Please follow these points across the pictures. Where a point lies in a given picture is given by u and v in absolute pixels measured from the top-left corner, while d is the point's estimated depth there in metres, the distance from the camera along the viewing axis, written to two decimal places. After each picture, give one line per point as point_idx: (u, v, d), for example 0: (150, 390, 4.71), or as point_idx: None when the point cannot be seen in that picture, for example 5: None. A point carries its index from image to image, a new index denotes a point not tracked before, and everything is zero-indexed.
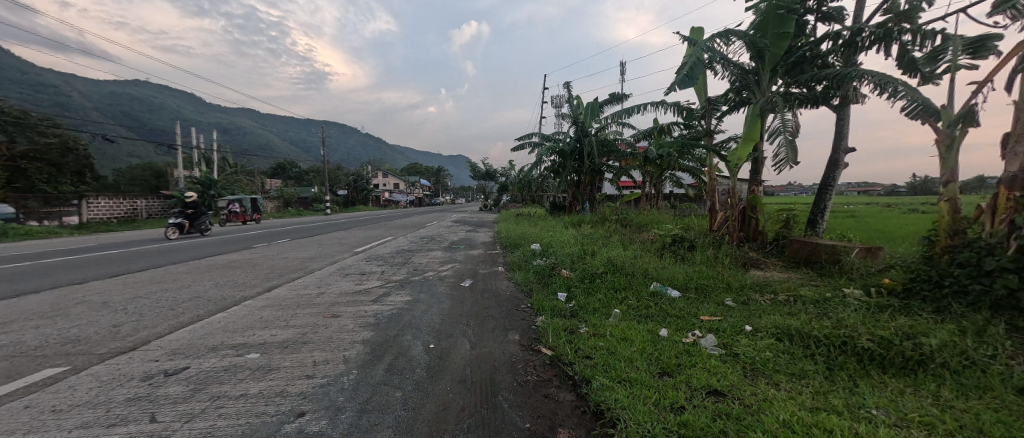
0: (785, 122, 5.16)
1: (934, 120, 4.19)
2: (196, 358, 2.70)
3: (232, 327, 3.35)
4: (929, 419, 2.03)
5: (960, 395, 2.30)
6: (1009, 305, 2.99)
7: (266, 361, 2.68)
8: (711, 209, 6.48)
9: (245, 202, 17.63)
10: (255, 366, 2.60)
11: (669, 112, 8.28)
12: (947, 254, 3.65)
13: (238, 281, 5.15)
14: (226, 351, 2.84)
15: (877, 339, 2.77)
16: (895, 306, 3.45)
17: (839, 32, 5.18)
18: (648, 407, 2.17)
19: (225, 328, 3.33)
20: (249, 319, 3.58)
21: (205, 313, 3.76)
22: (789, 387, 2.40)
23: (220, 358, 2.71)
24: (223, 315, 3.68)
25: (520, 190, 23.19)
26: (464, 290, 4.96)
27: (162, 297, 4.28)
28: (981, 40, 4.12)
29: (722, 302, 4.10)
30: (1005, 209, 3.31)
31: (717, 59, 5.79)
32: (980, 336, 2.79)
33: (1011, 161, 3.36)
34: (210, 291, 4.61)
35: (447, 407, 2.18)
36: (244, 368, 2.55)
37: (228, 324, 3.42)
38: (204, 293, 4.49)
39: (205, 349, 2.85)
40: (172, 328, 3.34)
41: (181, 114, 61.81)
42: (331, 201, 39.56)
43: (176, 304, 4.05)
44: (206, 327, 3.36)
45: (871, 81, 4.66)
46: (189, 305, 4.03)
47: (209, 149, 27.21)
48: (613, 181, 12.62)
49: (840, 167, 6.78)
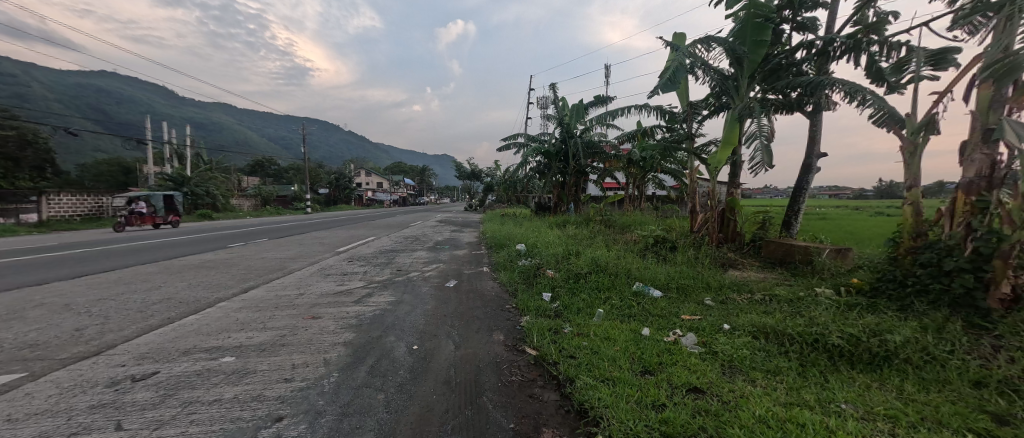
0: (761, 126, 5.29)
1: (899, 128, 4.39)
2: (167, 362, 2.62)
3: (206, 330, 3.26)
4: (893, 413, 2.14)
5: (921, 389, 2.42)
6: (967, 303, 3.18)
7: (242, 364, 2.62)
8: (692, 210, 6.58)
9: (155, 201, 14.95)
10: (229, 370, 2.54)
11: (652, 115, 8.43)
12: (910, 255, 3.84)
13: (213, 281, 5.02)
14: (199, 355, 2.76)
15: (847, 337, 2.90)
16: (864, 304, 3.60)
17: (812, 41, 5.38)
18: (631, 406, 2.22)
19: (198, 330, 3.24)
20: (223, 321, 3.49)
21: (177, 315, 3.65)
22: (765, 384, 2.48)
23: (192, 362, 2.63)
24: (195, 318, 3.57)
25: (506, 190, 23.26)
26: (449, 291, 4.97)
27: (129, 299, 4.13)
28: (942, 52, 4.35)
29: (701, 301, 4.20)
30: (962, 212, 3.49)
31: (699, 64, 5.95)
32: (940, 332, 2.95)
33: (967, 168, 3.56)
34: (183, 292, 4.47)
35: (431, 409, 2.19)
36: (217, 373, 2.49)
37: (201, 327, 3.32)
38: (175, 295, 4.34)
39: (176, 354, 2.77)
40: (140, 331, 3.23)
41: (154, 108, 59.63)
42: (312, 200, 38.78)
43: (144, 306, 3.91)
44: (178, 330, 3.25)
45: (842, 89, 4.87)
46: (158, 307, 3.89)
47: (182, 145, 26.22)
48: (597, 182, 12.80)
49: (813, 171, 7.03)
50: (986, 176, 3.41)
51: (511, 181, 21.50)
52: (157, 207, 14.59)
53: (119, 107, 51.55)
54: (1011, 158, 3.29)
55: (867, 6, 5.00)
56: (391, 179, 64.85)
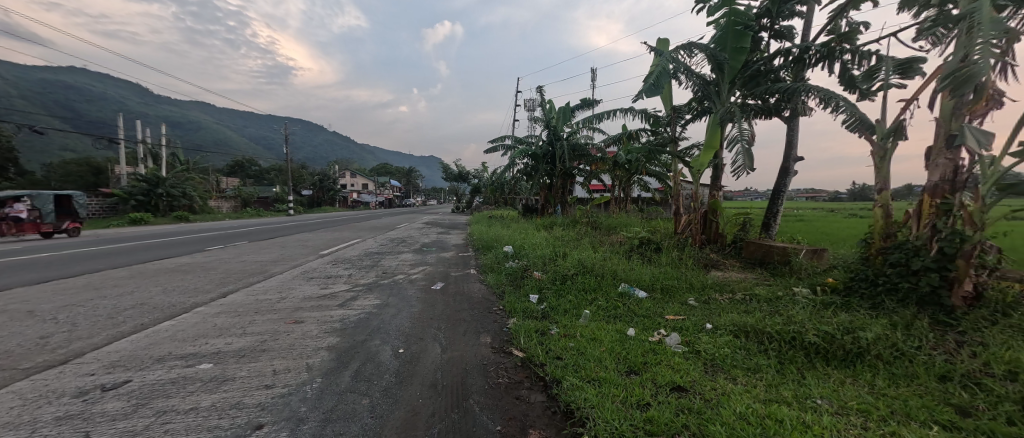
0: (742, 130, 5.43)
1: (870, 133, 4.57)
2: (140, 370, 2.55)
3: (181, 336, 3.18)
4: (866, 407, 2.23)
5: (891, 383, 2.53)
6: (933, 301, 3.35)
7: (220, 371, 2.56)
8: (676, 212, 6.72)
9: (43, 201, 12.08)
10: (206, 377, 2.48)
11: (637, 118, 8.57)
12: (881, 255, 4.00)
13: (189, 286, 4.88)
14: (175, 362, 2.69)
15: (822, 335, 2.99)
16: (838, 303, 3.74)
17: (789, 49, 5.56)
18: (616, 405, 2.25)
19: (173, 337, 3.16)
20: (201, 326, 3.41)
21: (151, 321, 3.55)
22: (745, 381, 2.56)
23: (167, 370, 2.56)
24: (171, 323, 3.48)
25: (494, 192, 23.21)
26: (436, 294, 4.93)
27: (99, 305, 3.98)
28: (909, 62, 4.55)
29: (685, 302, 4.29)
30: (928, 213, 3.64)
31: (682, 70, 6.09)
32: (909, 329, 3.09)
33: (932, 171, 3.72)
34: (157, 297, 4.34)
35: (417, 413, 2.19)
36: (193, 380, 2.43)
37: (176, 333, 3.23)
38: (149, 300, 4.22)
39: (150, 361, 2.69)
40: (110, 338, 3.12)
41: (127, 106, 57.59)
42: (295, 202, 37.92)
43: (115, 312, 3.78)
44: (151, 337, 3.16)
45: (817, 96, 5.05)
46: (130, 313, 3.77)
47: (157, 144, 25.38)
48: (584, 184, 12.89)
49: (791, 174, 7.24)
50: (950, 179, 3.57)
51: (499, 183, 21.45)
52: (43, 209, 11.83)
53: (91, 104, 49.63)
54: (972, 163, 3.48)
55: (841, 16, 5.19)
56: (377, 180, 63.92)
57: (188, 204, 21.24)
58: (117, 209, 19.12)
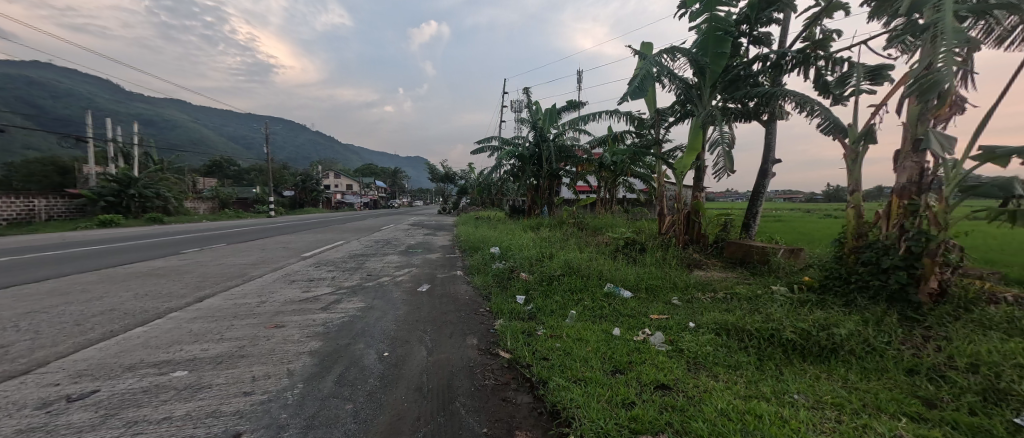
0: (723, 134, 5.57)
1: (843, 137, 4.74)
2: (109, 379, 2.46)
3: (154, 343, 3.08)
4: (839, 401, 2.32)
5: (863, 377, 2.64)
6: (901, 297, 3.52)
7: (195, 379, 2.50)
8: (661, 213, 6.83)
9: None
10: (181, 385, 2.42)
11: (622, 120, 8.69)
12: (854, 253, 4.15)
13: (163, 290, 4.73)
14: (147, 370, 2.61)
15: (798, 331, 3.09)
16: (814, 300, 3.87)
17: (767, 55, 5.73)
18: (602, 404, 2.29)
19: (146, 344, 3.06)
20: (175, 333, 3.31)
21: (121, 328, 3.43)
22: (726, 378, 2.62)
23: (139, 379, 2.49)
24: (142, 330, 3.37)
25: (481, 193, 23.15)
26: (422, 296, 4.90)
27: (64, 312, 3.82)
28: (879, 69, 4.75)
29: (669, 301, 4.38)
30: (897, 214, 3.80)
31: (665, 73, 6.21)
32: (879, 325, 3.22)
33: (900, 174, 3.89)
34: (128, 303, 4.20)
35: (403, 417, 2.18)
36: (167, 389, 2.36)
37: (149, 340, 3.14)
38: (119, 305, 4.08)
39: (120, 369, 2.61)
40: (77, 346, 3.01)
41: (98, 103, 55.33)
42: (277, 203, 37.07)
43: (82, 319, 3.64)
44: (122, 344, 3.06)
45: (793, 100, 5.21)
46: (99, 319, 3.64)
47: (128, 143, 24.41)
48: (570, 185, 12.99)
49: (769, 177, 7.45)
50: (917, 181, 3.73)
51: (486, 183, 21.34)
52: None
53: (58, 101, 47.51)
54: (936, 165, 3.65)
55: (815, 24, 5.37)
56: (361, 181, 63.11)
57: (162, 205, 20.48)
58: (85, 210, 18.27)
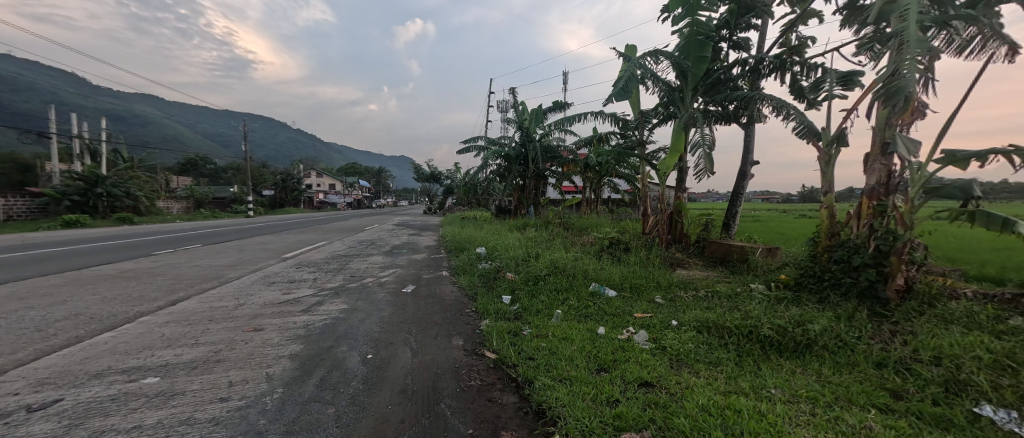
0: (704, 136, 5.69)
1: (817, 140, 4.92)
2: (74, 387, 2.38)
3: (123, 349, 2.98)
4: (813, 394, 2.41)
5: (836, 371, 2.75)
6: (871, 294, 3.68)
7: (168, 385, 2.43)
8: (644, 213, 6.94)
9: None
10: (152, 392, 2.35)
11: (607, 121, 8.80)
12: (827, 252, 4.30)
13: (133, 294, 4.57)
14: (115, 377, 2.52)
15: (776, 328, 3.20)
16: (790, 297, 4.00)
17: (746, 59, 5.90)
18: (586, 403, 2.32)
19: (114, 349, 2.96)
20: (146, 338, 3.21)
21: (87, 333, 3.31)
22: (707, 375, 2.70)
23: (106, 386, 2.40)
24: (111, 335, 3.26)
25: (467, 192, 23.07)
26: (406, 297, 4.87)
27: (24, 318, 3.66)
28: (850, 74, 4.93)
29: (652, 299, 4.47)
30: (867, 214, 3.96)
31: (649, 76, 6.32)
32: (851, 321, 3.35)
33: (869, 176, 4.05)
34: (95, 307, 4.04)
35: (387, 420, 2.17)
36: (137, 396, 2.29)
37: (117, 345, 3.03)
38: (85, 310, 3.92)
39: (86, 377, 2.51)
40: (38, 354, 2.89)
41: (64, 98, 52.92)
42: (256, 202, 36.14)
43: (44, 324, 3.49)
44: (88, 350, 2.95)
45: (770, 104, 5.38)
46: (63, 325, 3.49)
47: (96, 140, 23.41)
48: (556, 185, 13.07)
49: (748, 177, 7.65)
50: (884, 183, 3.90)
51: (471, 183, 21.22)
52: None
53: (19, 95, 45.24)
54: (903, 168, 3.82)
55: (791, 30, 5.55)
56: (344, 181, 62.11)
57: (133, 204, 19.73)
58: (48, 209, 17.48)
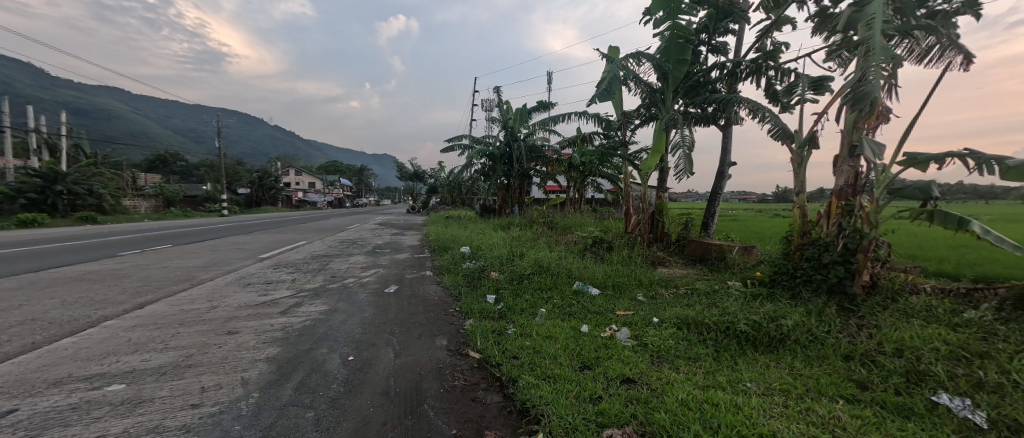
0: (684, 137, 5.82)
1: (789, 142, 5.10)
2: (31, 396, 2.27)
3: (85, 355, 2.87)
4: (786, 387, 2.51)
5: (807, 364, 2.87)
6: (839, 289, 3.85)
7: (134, 393, 2.35)
8: (627, 212, 7.05)
9: None
10: (117, 400, 2.27)
11: (590, 122, 8.91)
12: (799, 250, 4.47)
13: (96, 297, 4.38)
14: (77, 385, 2.42)
15: (751, 323, 3.31)
16: (765, 294, 4.15)
17: (724, 63, 6.07)
18: (570, 401, 2.36)
19: (75, 356, 2.84)
20: (110, 343, 3.09)
21: (46, 339, 3.16)
22: (687, 370, 2.77)
23: (66, 394, 2.30)
24: (72, 341, 3.12)
25: (451, 192, 22.91)
26: (389, 297, 4.83)
27: None
28: (821, 80, 5.14)
29: (634, 297, 4.56)
30: (836, 213, 4.13)
31: (631, 77, 6.43)
32: (821, 316, 3.50)
33: (838, 176, 4.23)
34: (55, 311, 3.87)
35: (368, 422, 2.16)
36: (101, 404, 2.21)
37: (79, 352, 2.91)
38: (43, 315, 3.74)
39: (44, 385, 2.40)
40: None
41: (21, 89, 50.01)
42: (231, 201, 34.97)
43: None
44: (46, 357, 2.82)
45: (746, 107, 5.55)
46: (18, 330, 3.33)
47: (57, 135, 22.20)
48: (540, 185, 13.13)
49: (726, 178, 7.87)
50: (852, 183, 4.08)
51: (455, 183, 21.08)
52: None
53: None
54: (869, 170, 4.00)
55: (766, 36, 5.74)
56: (325, 180, 60.81)
57: (96, 203, 18.78)
58: None
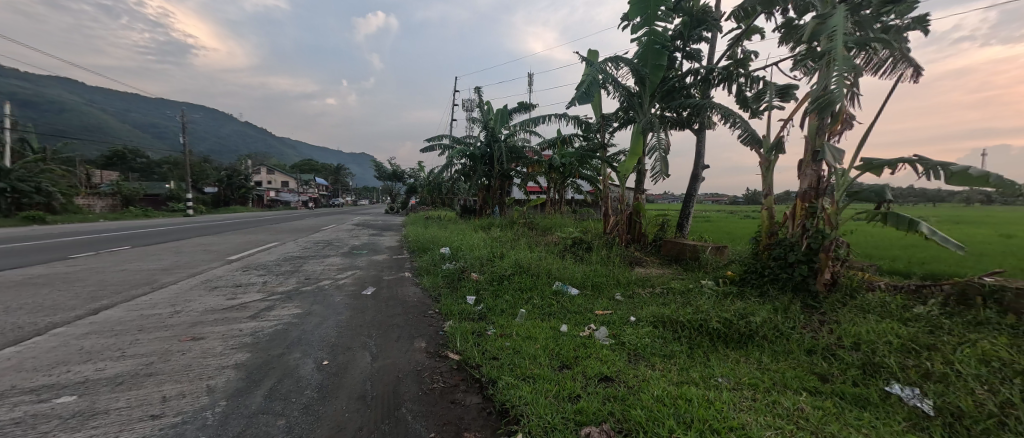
0: (660, 140, 5.98)
1: (758, 146, 5.31)
2: None
3: (32, 365, 2.71)
4: (754, 381, 2.62)
5: (773, 359, 3.01)
6: (803, 287, 4.06)
7: (87, 404, 2.24)
8: (606, 213, 7.16)
9: None
10: (67, 413, 2.15)
11: (570, 124, 9.02)
12: (767, 250, 4.66)
13: (46, 303, 4.14)
14: (21, 398, 2.29)
15: (722, 320, 3.43)
16: (735, 292, 4.32)
17: (698, 70, 6.28)
18: (548, 400, 2.40)
19: (20, 367, 2.68)
20: (60, 352, 2.93)
21: None
22: (662, 367, 2.87)
23: (9, 408, 2.17)
24: (17, 351, 2.94)
25: (431, 192, 22.70)
26: (366, 299, 4.76)
27: None
28: (787, 88, 5.38)
29: (613, 297, 4.66)
30: (800, 215, 4.32)
31: (609, 81, 6.55)
32: (786, 313, 3.67)
33: (802, 179, 4.43)
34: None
35: (343, 428, 2.13)
36: (48, 418, 2.09)
37: (25, 362, 2.75)
38: None
39: None
40: None
41: None
42: (198, 201, 33.48)
43: None
44: None
45: (719, 112, 5.75)
46: None
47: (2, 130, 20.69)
48: (521, 186, 13.17)
49: (699, 180, 8.12)
50: (815, 186, 4.29)
51: (436, 183, 20.93)
52: None
53: None
54: (830, 174, 4.22)
55: (737, 44, 5.97)
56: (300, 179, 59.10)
57: (45, 202, 17.59)
58: None
